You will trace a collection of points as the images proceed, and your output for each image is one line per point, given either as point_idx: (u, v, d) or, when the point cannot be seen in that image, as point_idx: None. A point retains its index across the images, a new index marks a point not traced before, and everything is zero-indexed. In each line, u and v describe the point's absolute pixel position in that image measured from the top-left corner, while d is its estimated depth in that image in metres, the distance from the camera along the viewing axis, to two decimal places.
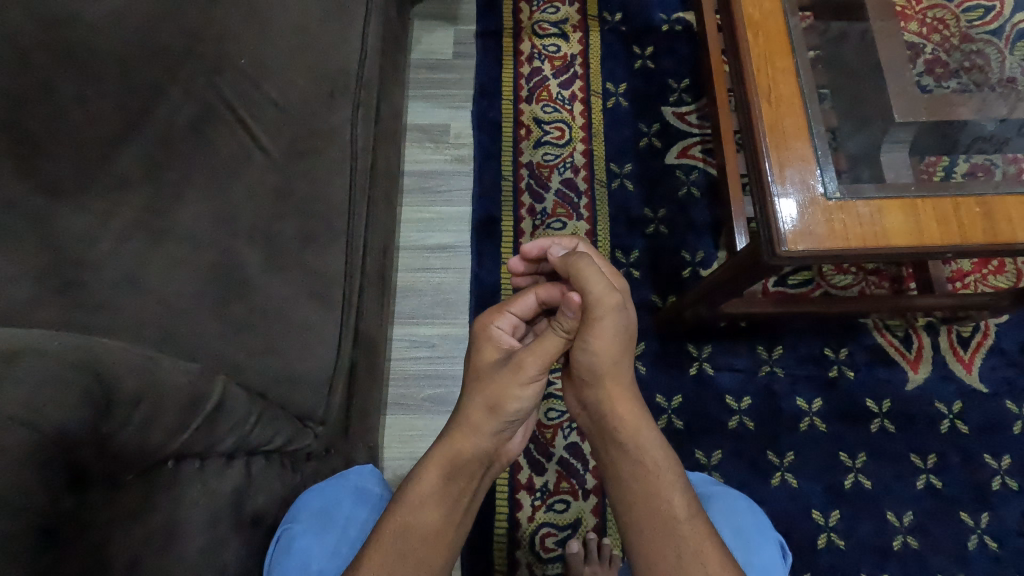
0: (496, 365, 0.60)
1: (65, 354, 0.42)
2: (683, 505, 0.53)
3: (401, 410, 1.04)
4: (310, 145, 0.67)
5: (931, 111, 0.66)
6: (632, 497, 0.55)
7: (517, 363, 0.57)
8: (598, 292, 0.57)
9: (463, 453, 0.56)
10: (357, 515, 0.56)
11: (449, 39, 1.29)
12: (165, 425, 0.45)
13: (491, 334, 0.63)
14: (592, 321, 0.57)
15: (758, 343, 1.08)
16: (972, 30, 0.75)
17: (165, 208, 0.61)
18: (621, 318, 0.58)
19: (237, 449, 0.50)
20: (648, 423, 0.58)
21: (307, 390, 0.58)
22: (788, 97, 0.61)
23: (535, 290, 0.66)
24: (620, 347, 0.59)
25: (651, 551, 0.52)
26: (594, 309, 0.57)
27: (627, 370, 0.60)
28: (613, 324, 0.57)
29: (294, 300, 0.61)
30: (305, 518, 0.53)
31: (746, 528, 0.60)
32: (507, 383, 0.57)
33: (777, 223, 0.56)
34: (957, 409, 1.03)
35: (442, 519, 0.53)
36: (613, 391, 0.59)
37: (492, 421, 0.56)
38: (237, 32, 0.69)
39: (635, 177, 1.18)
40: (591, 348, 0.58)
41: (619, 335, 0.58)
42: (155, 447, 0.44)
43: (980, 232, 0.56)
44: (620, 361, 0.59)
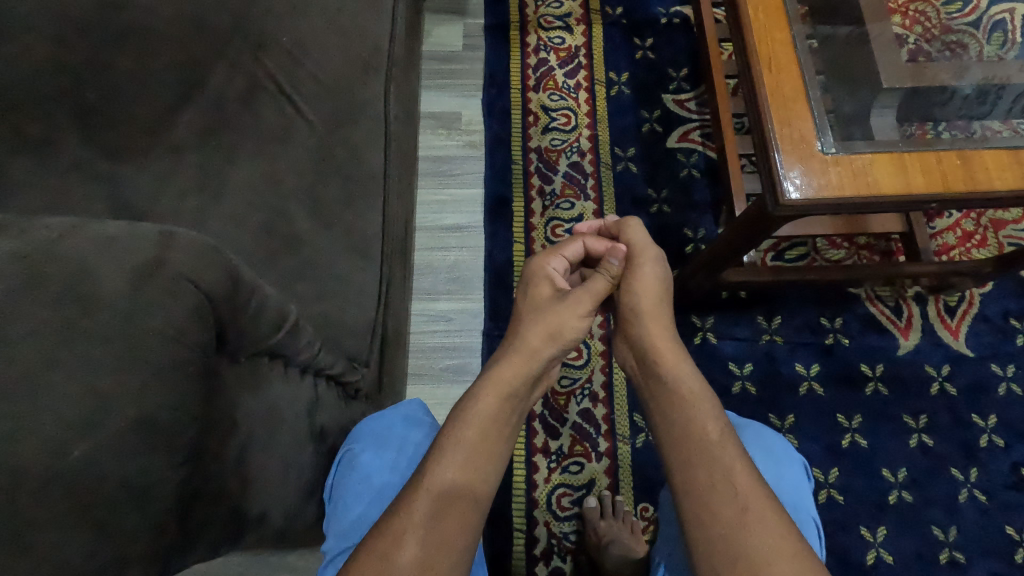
0: (554, 300, 0.68)
1: (200, 242, 0.46)
2: (715, 429, 0.59)
3: (420, 379, 1.09)
4: (346, 114, 0.73)
5: (913, 78, 0.74)
6: (671, 421, 0.61)
7: (577, 298, 0.67)
8: (641, 244, 0.73)
9: (518, 374, 0.62)
10: (409, 438, 0.62)
11: (458, 32, 1.35)
12: (267, 323, 0.49)
13: (547, 273, 0.71)
14: (636, 267, 0.71)
15: (758, 313, 1.14)
16: (952, 22, 0.81)
17: (219, 171, 0.66)
18: (661, 269, 0.72)
19: (308, 367, 0.55)
20: (685, 359, 0.65)
21: (355, 332, 0.63)
22: (787, 66, 0.67)
23: (583, 237, 0.76)
24: (659, 292, 0.70)
25: (686, 467, 0.57)
26: (637, 257, 0.72)
27: (666, 315, 0.70)
28: (654, 271, 0.71)
29: (338, 254, 0.66)
30: (364, 439, 0.60)
31: (776, 450, 0.68)
32: (566, 316, 0.66)
33: (779, 178, 0.62)
34: (945, 372, 1.10)
35: (497, 438, 0.57)
36: (654, 332, 0.68)
37: (549, 347, 0.64)
38: (278, 12, 0.74)
39: (639, 160, 1.24)
40: (636, 289, 0.70)
41: (660, 282, 0.71)
42: (264, 336, 0.49)
43: (961, 181, 0.62)
44: (660, 305, 0.70)
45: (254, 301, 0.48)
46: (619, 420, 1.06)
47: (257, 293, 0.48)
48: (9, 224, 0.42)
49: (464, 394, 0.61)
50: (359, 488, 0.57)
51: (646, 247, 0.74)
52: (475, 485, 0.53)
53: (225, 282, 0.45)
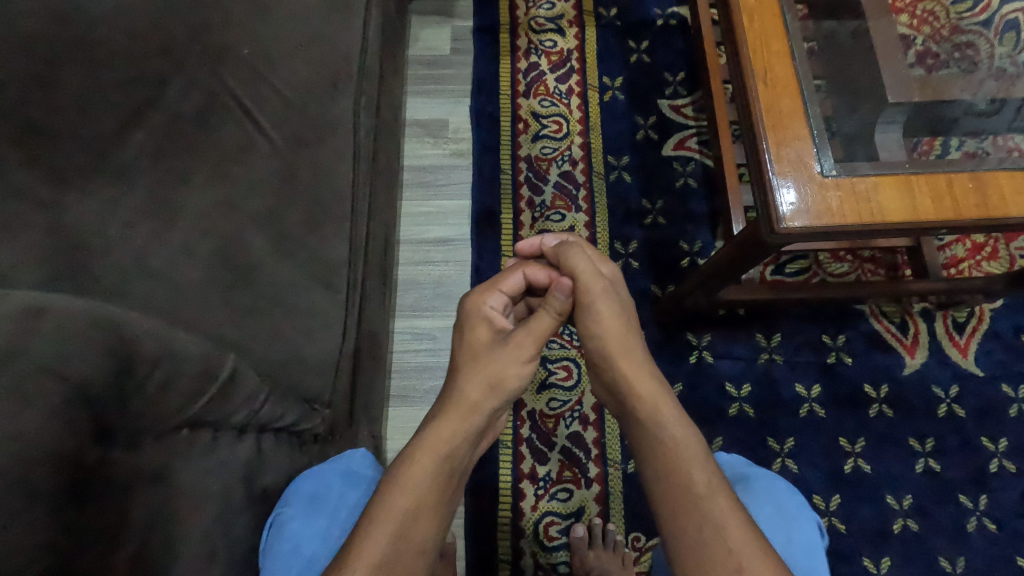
0: (491, 344, 0.65)
1: (84, 313, 0.41)
2: (703, 480, 0.54)
3: (403, 401, 1.05)
4: (313, 132, 0.68)
5: (922, 90, 0.68)
6: (656, 471, 0.56)
7: (517, 344, 0.65)
8: (586, 276, 0.69)
9: (457, 430, 0.59)
10: (346, 497, 0.57)
11: (446, 35, 1.30)
12: (182, 390, 0.45)
13: (485, 312, 0.69)
14: (587, 303, 0.67)
15: (756, 331, 1.09)
16: (962, 22, 0.75)
17: (172, 196, 0.61)
18: (614, 304, 0.67)
19: (249, 424, 0.51)
20: (667, 400, 0.60)
21: (315, 370, 0.59)
22: (784, 80, 0.61)
23: (523, 267, 0.73)
24: (623, 328, 0.66)
25: (676, 525, 0.53)
26: (586, 291, 0.68)
27: (639, 351, 0.65)
28: (609, 306, 0.67)
29: (301, 285, 0.61)
30: (298, 502, 0.54)
31: (789, 510, 0.62)
32: (508, 361, 0.63)
33: (775, 203, 0.57)
34: (953, 393, 1.05)
35: (434, 501, 0.53)
36: (628, 372, 0.63)
37: (491, 399, 0.61)
38: (241, 23, 0.70)
39: (633, 169, 1.19)
40: (601, 331, 0.66)
41: (618, 318, 0.67)
42: (169, 414, 0.44)
43: (974, 207, 0.57)
44: (627, 342, 0.65)
45: (159, 371, 0.44)
46: (611, 445, 1.01)
47: (162, 363, 0.44)
48: None
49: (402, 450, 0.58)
50: (289, 561, 0.51)
51: (592, 277, 0.69)
52: (409, 558, 0.50)
53: (111, 356, 0.41)
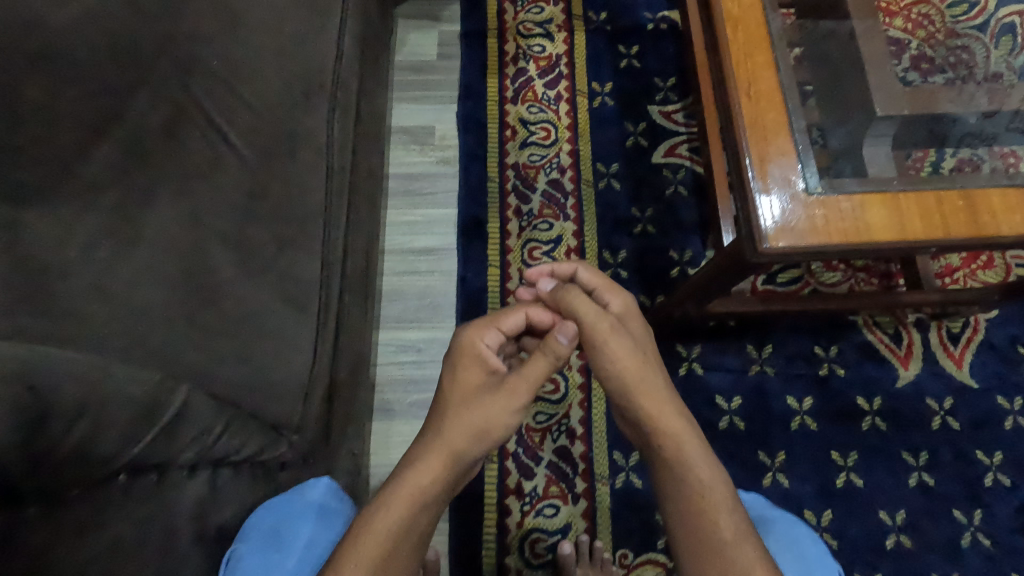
0: (482, 388, 0.62)
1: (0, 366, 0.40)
2: (729, 527, 0.55)
3: (387, 415, 1.03)
4: (283, 146, 0.66)
5: (913, 103, 0.65)
6: (681, 514, 0.58)
7: (510, 390, 0.62)
8: (592, 320, 0.66)
9: (435, 475, 0.57)
10: (306, 533, 0.55)
11: (433, 40, 1.28)
12: (114, 437, 0.44)
13: (479, 353, 0.63)
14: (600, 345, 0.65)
15: (747, 342, 1.07)
16: (957, 25, 0.76)
17: (135, 214, 0.59)
18: (628, 342, 0.66)
19: (199, 462, 0.50)
20: (694, 440, 0.60)
21: (281, 394, 0.57)
22: (768, 92, 0.60)
23: (526, 308, 0.70)
24: (637, 365, 0.64)
25: (700, 567, 0.55)
26: (595, 334, 0.66)
27: (663, 385, 0.64)
28: (623, 344, 0.65)
29: (269, 306, 0.60)
30: (255, 537, 0.52)
31: (808, 555, 0.62)
32: (497, 411, 0.61)
33: (758, 222, 0.55)
34: (947, 405, 1.03)
35: (401, 548, 0.53)
36: (651, 411, 0.62)
37: (476, 446, 0.60)
38: (211, 34, 0.68)
39: (622, 176, 1.17)
40: (620, 369, 0.64)
41: (634, 356, 0.65)
42: (95, 463, 0.43)
43: (964, 225, 0.55)
44: (647, 377, 0.64)
45: (84, 420, 0.43)
46: (598, 459, 0.99)
47: (89, 411, 0.43)
48: None
49: (375, 494, 0.57)
50: None
51: (599, 319, 0.67)
52: None
53: (27, 414, 0.40)
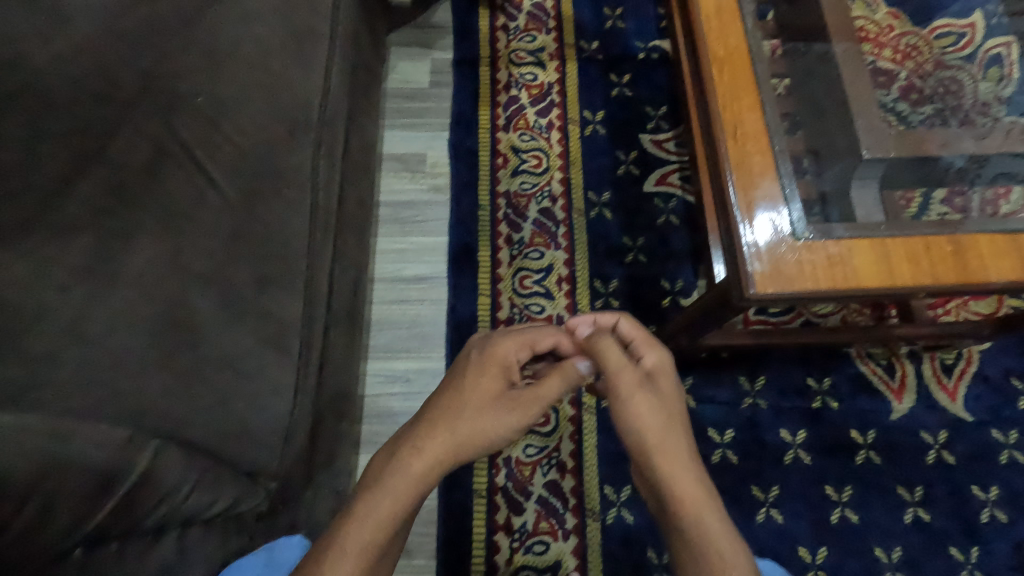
0: (500, 398, 0.64)
1: None
2: None
3: (374, 448, 1.01)
4: (267, 185, 0.65)
5: (898, 145, 0.64)
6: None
7: (524, 406, 0.64)
8: (616, 366, 0.67)
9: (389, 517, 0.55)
10: None
11: (425, 68, 1.28)
12: (64, 515, 0.43)
13: (498, 363, 0.66)
14: (628, 399, 0.65)
15: (740, 374, 1.06)
16: (945, 56, 0.80)
17: (112, 255, 0.58)
18: (652, 398, 0.65)
19: (166, 524, 0.50)
20: (715, 509, 0.58)
21: (258, 442, 0.55)
22: (755, 135, 0.59)
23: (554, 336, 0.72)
24: (664, 422, 0.64)
25: None
26: (617, 382, 0.66)
27: (683, 447, 0.63)
28: (647, 401, 0.65)
29: (248, 349, 0.58)
30: None
31: None
32: (505, 422, 0.62)
33: (745, 266, 0.54)
34: (942, 439, 1.01)
35: None
36: (677, 477, 0.60)
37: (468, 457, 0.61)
38: (195, 70, 0.67)
39: (613, 205, 1.17)
40: (642, 427, 0.63)
41: (655, 413, 0.64)
42: (54, 540, 0.43)
43: (952, 272, 0.54)
44: (667, 434, 0.63)
45: (31, 501, 0.42)
46: (589, 494, 0.97)
47: (36, 491, 0.42)
48: None
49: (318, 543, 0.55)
50: None
51: (622, 368, 0.68)
52: None
53: None
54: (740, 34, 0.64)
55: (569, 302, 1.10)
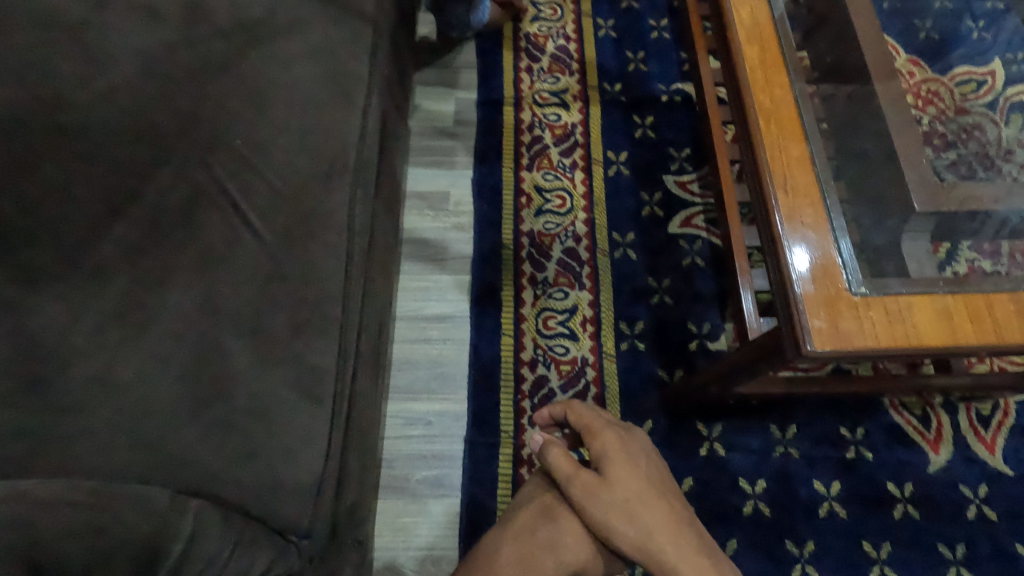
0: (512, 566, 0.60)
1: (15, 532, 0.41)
2: None
3: (393, 493, 0.98)
4: (304, 228, 0.64)
5: (950, 198, 0.64)
6: None
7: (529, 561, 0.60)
8: (569, 476, 0.61)
9: None
10: None
11: (449, 107, 1.30)
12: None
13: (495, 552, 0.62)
14: (596, 509, 0.59)
15: (770, 421, 1.03)
16: (968, 103, 0.89)
17: (147, 299, 0.57)
18: (612, 496, 0.60)
19: None
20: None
21: (290, 498, 0.53)
22: (804, 187, 0.58)
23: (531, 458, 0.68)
24: (636, 518, 0.59)
25: None
26: (579, 494, 0.60)
27: (665, 530, 0.59)
28: (607, 501, 0.59)
29: (281, 397, 0.56)
30: None
31: None
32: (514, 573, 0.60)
33: (802, 321, 0.52)
34: (982, 493, 0.98)
35: None
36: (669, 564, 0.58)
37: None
38: (234, 113, 0.67)
39: (638, 246, 1.16)
40: (623, 534, 0.58)
41: (619, 512, 0.59)
42: None
43: (1017, 331, 0.52)
44: (649, 527, 0.59)
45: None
46: None
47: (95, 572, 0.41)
48: None
49: None
50: None
51: (575, 475, 0.61)
52: None
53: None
54: (784, 86, 0.65)
55: (594, 344, 1.08)
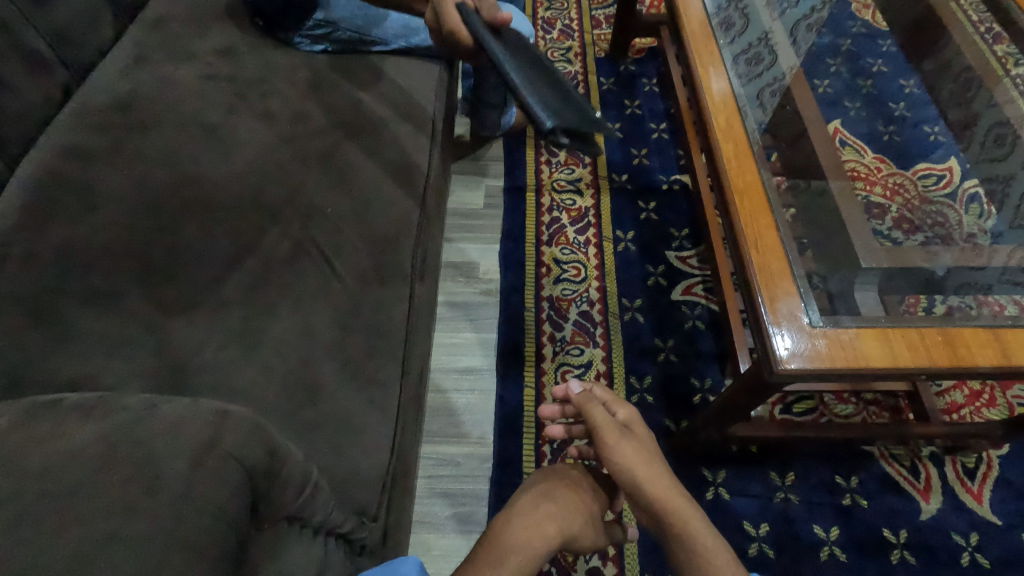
0: (529, 525, 0.70)
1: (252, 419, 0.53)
2: (724, 557, 0.65)
3: (424, 527, 1.07)
4: (378, 277, 0.81)
5: (891, 256, 0.85)
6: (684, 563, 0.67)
7: (536, 521, 0.71)
8: (603, 423, 0.81)
9: None
10: None
11: (480, 192, 1.51)
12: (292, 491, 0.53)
13: (513, 518, 0.71)
14: (618, 445, 0.78)
15: (770, 469, 1.12)
16: (932, 193, 1.07)
17: (259, 324, 0.72)
18: (633, 442, 0.78)
19: (322, 527, 0.57)
20: (697, 513, 0.70)
21: (363, 486, 0.66)
22: (772, 247, 0.75)
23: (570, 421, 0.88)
24: (647, 458, 0.76)
25: None
26: (607, 434, 0.79)
27: (665, 475, 0.75)
28: (630, 444, 0.78)
29: (358, 405, 0.70)
30: None
31: None
32: (520, 531, 0.69)
33: (773, 347, 0.67)
34: (974, 541, 1.05)
35: None
36: (664, 495, 0.72)
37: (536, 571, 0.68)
38: (327, 187, 0.87)
39: (645, 310, 1.31)
40: (635, 469, 0.75)
41: (638, 451, 0.77)
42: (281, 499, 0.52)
43: (946, 357, 0.66)
44: (655, 467, 0.75)
45: (283, 476, 0.53)
46: None
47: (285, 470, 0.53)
48: (101, 403, 0.50)
49: None
50: None
51: (607, 424, 0.81)
52: None
53: (262, 456, 0.51)
54: (755, 173, 0.83)
55: None
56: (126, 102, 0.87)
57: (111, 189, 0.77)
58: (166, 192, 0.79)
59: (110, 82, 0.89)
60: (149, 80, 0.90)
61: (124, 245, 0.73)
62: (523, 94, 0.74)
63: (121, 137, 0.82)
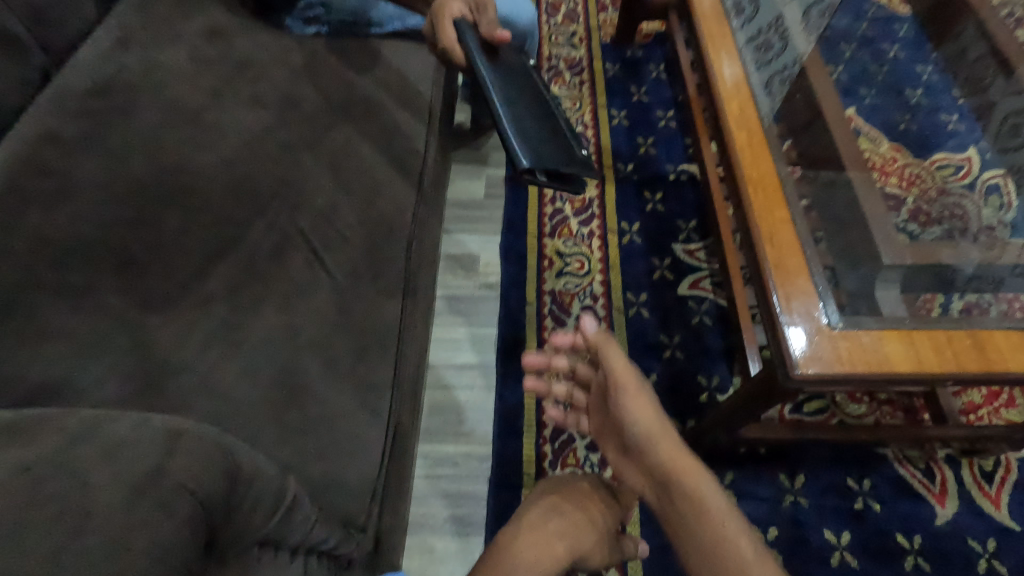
0: (541, 542, 0.67)
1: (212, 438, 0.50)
2: (738, 531, 0.62)
3: (421, 529, 1.03)
4: (369, 272, 0.77)
5: (914, 253, 0.81)
6: (695, 531, 0.64)
7: (547, 540, 0.67)
8: (621, 369, 0.73)
9: None
10: None
11: (481, 182, 1.46)
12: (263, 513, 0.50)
13: (522, 535, 0.68)
14: (634, 397, 0.72)
15: (779, 471, 1.08)
16: (949, 184, 1.01)
17: (240, 323, 0.69)
18: (647, 395, 0.73)
19: (300, 547, 0.53)
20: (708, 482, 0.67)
21: (351, 496, 0.62)
22: (789, 242, 0.70)
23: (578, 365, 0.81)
24: (661, 416, 0.71)
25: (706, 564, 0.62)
26: (623, 386, 0.72)
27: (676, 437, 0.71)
28: (645, 398, 0.72)
29: (346, 410, 0.66)
30: None
31: None
32: (530, 549, 0.66)
33: (789, 350, 0.62)
34: (992, 547, 1.01)
35: None
36: (676, 460, 0.68)
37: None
38: (317, 177, 0.82)
39: (651, 306, 1.27)
40: (650, 428, 0.70)
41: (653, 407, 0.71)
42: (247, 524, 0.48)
43: (975, 362, 0.62)
44: (666, 426, 0.71)
45: (250, 497, 0.49)
46: None
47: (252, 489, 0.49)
48: (50, 419, 0.46)
49: None
50: None
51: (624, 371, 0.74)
52: None
53: (224, 479, 0.47)
54: (769, 162, 0.78)
55: None
56: (104, 86, 0.82)
57: (85, 178, 0.73)
58: (145, 182, 0.75)
59: (88, 65, 0.84)
60: (129, 63, 0.86)
61: (98, 239, 0.69)
62: (505, 129, 0.78)
63: (98, 124, 0.78)
